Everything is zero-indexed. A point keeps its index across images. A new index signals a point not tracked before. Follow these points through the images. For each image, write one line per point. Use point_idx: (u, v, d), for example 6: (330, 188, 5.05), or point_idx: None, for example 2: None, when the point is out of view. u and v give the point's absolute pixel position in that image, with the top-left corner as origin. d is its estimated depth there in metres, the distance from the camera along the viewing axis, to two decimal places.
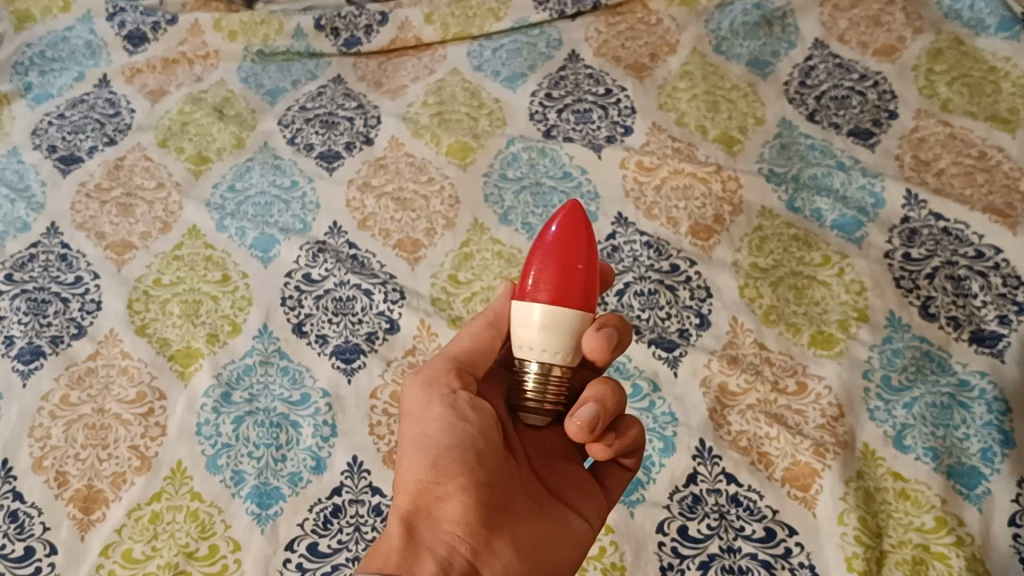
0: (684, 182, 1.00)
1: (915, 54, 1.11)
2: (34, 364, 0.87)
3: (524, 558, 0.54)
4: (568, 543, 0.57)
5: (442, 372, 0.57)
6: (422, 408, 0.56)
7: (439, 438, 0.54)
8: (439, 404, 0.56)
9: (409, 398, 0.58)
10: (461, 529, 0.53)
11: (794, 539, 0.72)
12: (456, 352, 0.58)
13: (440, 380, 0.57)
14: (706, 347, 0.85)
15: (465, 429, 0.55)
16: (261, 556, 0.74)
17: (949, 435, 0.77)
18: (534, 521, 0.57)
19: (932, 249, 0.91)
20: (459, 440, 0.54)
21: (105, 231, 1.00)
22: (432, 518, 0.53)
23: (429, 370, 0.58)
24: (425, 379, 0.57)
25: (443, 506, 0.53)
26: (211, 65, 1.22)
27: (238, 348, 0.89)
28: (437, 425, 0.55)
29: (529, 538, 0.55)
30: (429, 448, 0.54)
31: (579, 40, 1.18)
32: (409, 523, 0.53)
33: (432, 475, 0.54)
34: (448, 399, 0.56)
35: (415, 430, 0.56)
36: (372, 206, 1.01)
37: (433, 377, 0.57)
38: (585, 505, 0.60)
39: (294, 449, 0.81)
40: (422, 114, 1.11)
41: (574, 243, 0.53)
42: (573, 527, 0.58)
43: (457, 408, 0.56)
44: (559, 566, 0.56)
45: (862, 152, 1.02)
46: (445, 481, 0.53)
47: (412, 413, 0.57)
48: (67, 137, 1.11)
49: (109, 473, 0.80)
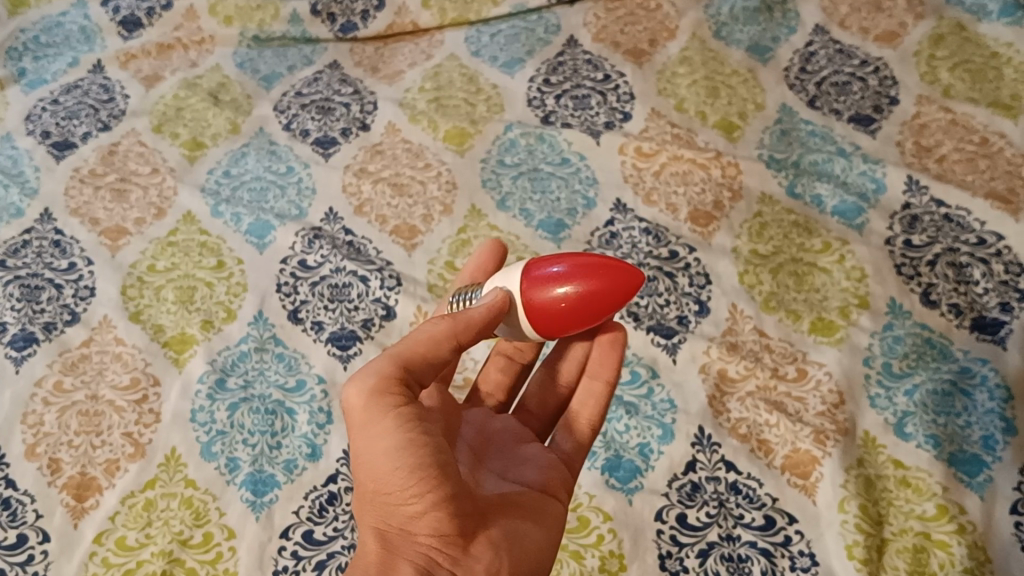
0: (684, 167, 0.99)
1: (916, 40, 1.10)
2: (27, 351, 0.87)
3: (506, 553, 0.56)
4: (542, 526, 0.60)
5: (391, 381, 0.53)
6: (373, 425, 0.53)
7: (394, 458, 0.52)
8: (390, 421, 0.52)
9: (354, 408, 0.53)
10: (439, 539, 0.54)
11: (795, 527, 0.72)
12: (406, 357, 0.54)
13: (389, 394, 0.53)
14: (705, 333, 0.85)
15: (424, 446, 0.53)
16: (256, 543, 0.74)
17: (950, 422, 0.77)
18: (509, 511, 0.59)
19: (934, 235, 0.91)
20: (416, 458, 0.52)
21: (100, 217, 0.99)
22: (406, 532, 0.55)
23: (376, 380, 0.53)
24: (375, 393, 0.53)
25: (415, 521, 0.54)
26: (207, 51, 1.20)
27: (233, 335, 0.88)
28: (389, 444, 0.52)
29: (507, 534, 0.57)
30: (384, 468, 0.53)
31: (578, 25, 1.17)
32: (384, 538, 0.55)
33: (395, 492, 0.53)
34: (402, 416, 0.53)
35: (364, 447, 0.53)
36: (369, 191, 1.00)
37: (382, 388, 0.53)
38: (553, 484, 0.63)
39: (290, 436, 0.80)
40: (419, 99, 1.10)
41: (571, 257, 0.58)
42: (544, 511, 0.61)
43: (410, 423, 0.53)
44: (539, 550, 0.59)
45: (863, 138, 1.01)
46: (412, 502, 0.53)
47: (360, 430, 0.53)
48: (61, 122, 1.09)
49: (103, 460, 0.79)
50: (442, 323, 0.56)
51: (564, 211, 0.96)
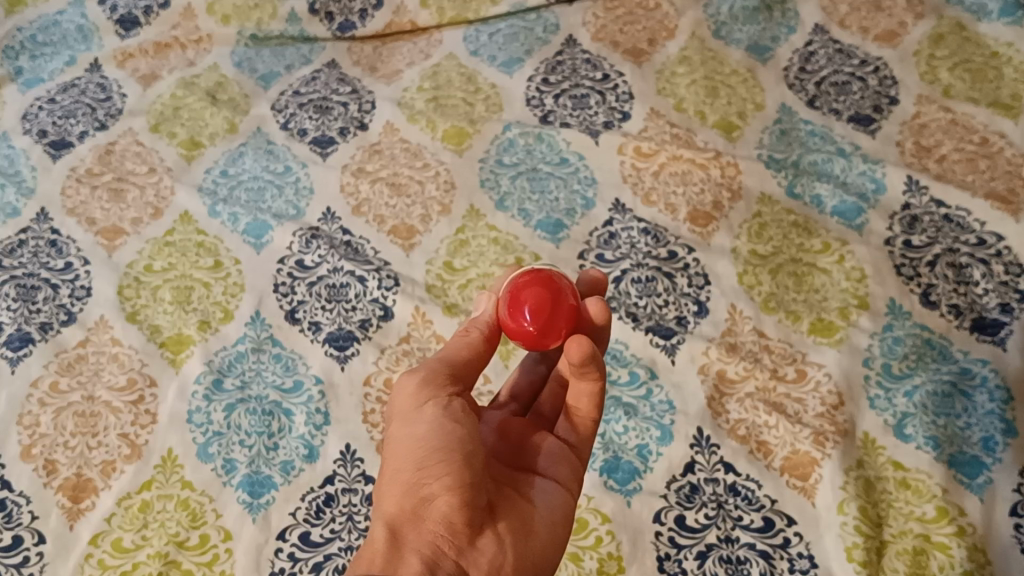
0: (683, 168, 0.99)
1: (917, 39, 1.09)
2: (23, 351, 0.86)
3: (511, 550, 0.54)
4: (549, 524, 0.58)
5: (438, 374, 0.57)
6: (414, 409, 0.55)
7: (427, 439, 0.54)
8: (431, 406, 0.55)
9: (399, 395, 0.57)
10: (448, 528, 0.52)
11: (794, 529, 0.72)
12: (453, 357, 0.59)
13: (433, 383, 0.57)
14: (704, 334, 0.84)
15: (455, 431, 0.54)
16: (253, 545, 0.73)
17: (950, 423, 0.76)
18: (517, 505, 0.57)
19: (934, 235, 0.90)
20: (447, 441, 0.54)
21: (96, 216, 0.98)
22: (417, 520, 0.53)
23: (425, 371, 0.57)
24: (421, 381, 0.56)
25: (428, 505, 0.52)
26: (204, 50, 1.19)
27: (230, 335, 0.87)
28: (425, 428, 0.54)
29: (516, 533, 0.56)
30: (415, 450, 0.54)
31: (576, 25, 1.17)
32: (393, 527, 0.52)
33: (418, 473, 0.53)
34: (441, 402, 0.56)
35: (399, 431, 0.55)
36: (367, 190, 1.00)
37: (430, 379, 0.57)
38: (561, 475, 0.61)
39: (287, 437, 0.80)
40: (418, 98, 1.10)
41: (540, 284, 0.60)
42: (557, 516, 0.59)
43: (448, 411, 0.55)
44: (542, 548, 0.57)
45: (863, 138, 1.01)
46: (430, 481, 0.52)
47: (402, 413, 0.56)
48: (58, 122, 1.09)
49: (99, 462, 0.79)
50: (473, 331, 0.61)
51: (562, 211, 0.96)
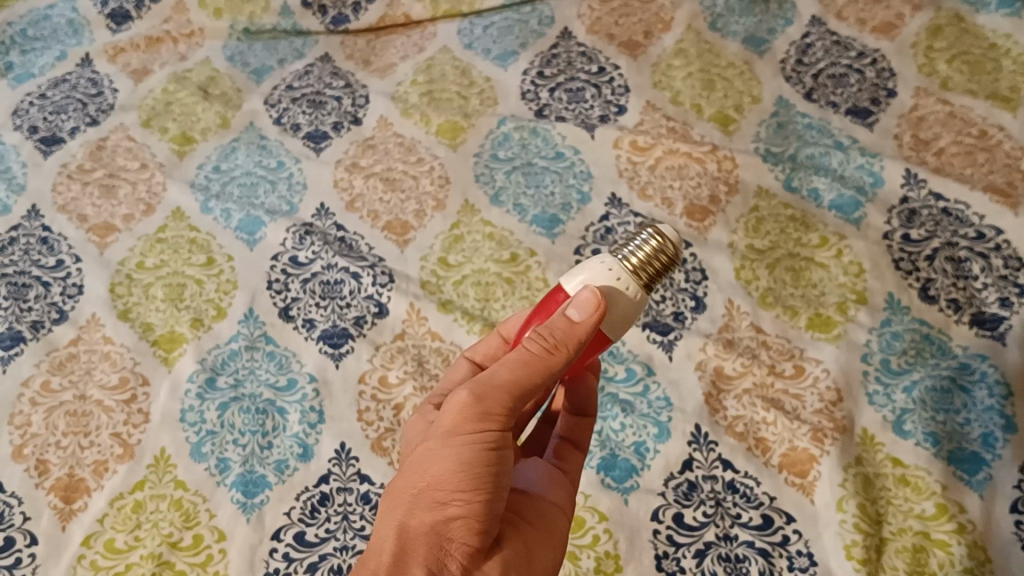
0: (679, 161, 0.98)
1: (914, 31, 1.08)
2: (14, 350, 0.85)
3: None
4: (550, 545, 0.58)
5: (499, 407, 0.52)
6: (461, 432, 0.52)
7: (466, 467, 0.52)
8: (478, 436, 0.52)
9: (452, 410, 0.53)
10: (461, 548, 0.52)
11: (793, 526, 0.71)
12: (525, 385, 0.52)
13: (490, 414, 0.52)
14: (701, 330, 0.84)
15: (493, 465, 0.52)
16: (247, 546, 0.73)
17: (949, 420, 0.76)
18: (522, 530, 0.57)
19: (932, 229, 0.90)
20: (481, 477, 0.52)
21: (87, 213, 0.97)
22: (432, 536, 0.52)
23: (486, 397, 0.52)
24: (481, 408, 0.52)
25: (447, 526, 0.52)
26: (196, 44, 1.18)
27: (222, 333, 0.86)
28: (473, 455, 0.52)
29: (517, 556, 0.55)
30: (455, 473, 0.52)
31: (571, 17, 1.15)
32: (405, 536, 0.52)
33: (447, 493, 0.52)
34: (490, 435, 0.52)
35: (441, 447, 0.52)
36: (361, 186, 0.99)
37: (487, 409, 0.52)
38: (558, 494, 0.62)
39: (281, 436, 0.79)
40: (411, 93, 1.09)
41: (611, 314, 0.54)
42: (553, 528, 0.59)
43: (492, 444, 0.52)
44: (544, 572, 0.57)
45: (861, 131, 1.00)
46: (455, 504, 0.52)
47: (447, 429, 0.53)
48: (48, 118, 1.08)
49: (91, 462, 0.78)
50: (561, 355, 0.52)
51: (558, 206, 0.95)
